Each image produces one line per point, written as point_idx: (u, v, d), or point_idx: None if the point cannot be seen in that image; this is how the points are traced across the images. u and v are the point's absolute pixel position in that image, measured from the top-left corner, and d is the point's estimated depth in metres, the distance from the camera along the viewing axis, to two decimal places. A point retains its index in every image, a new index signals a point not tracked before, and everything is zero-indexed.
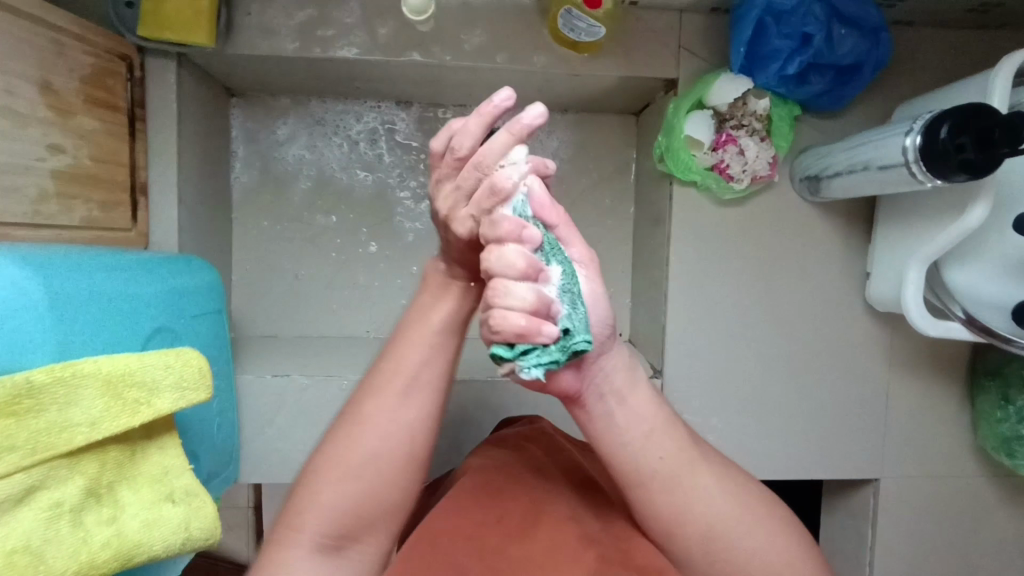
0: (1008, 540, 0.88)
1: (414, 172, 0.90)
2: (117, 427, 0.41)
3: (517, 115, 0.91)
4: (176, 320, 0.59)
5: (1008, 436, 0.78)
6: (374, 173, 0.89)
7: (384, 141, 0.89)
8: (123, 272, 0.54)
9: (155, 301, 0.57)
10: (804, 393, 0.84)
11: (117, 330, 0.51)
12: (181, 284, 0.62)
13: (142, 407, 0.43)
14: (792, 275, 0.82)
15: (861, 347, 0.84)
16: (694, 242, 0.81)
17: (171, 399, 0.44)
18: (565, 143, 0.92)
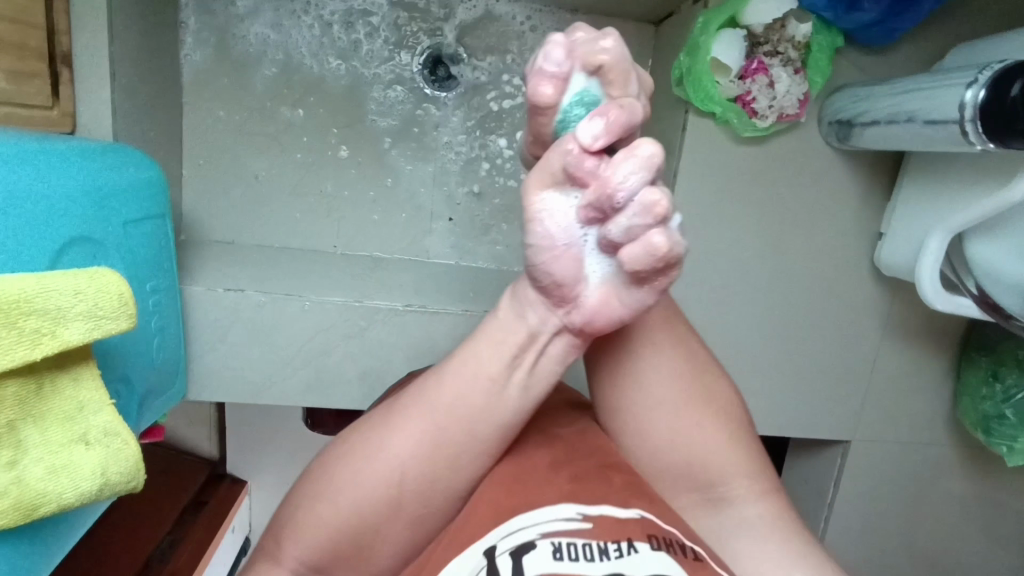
0: (958, 502, 0.90)
1: (398, 68, 0.78)
2: (12, 361, 0.35)
3: (520, 11, 0.79)
4: (103, 229, 0.51)
5: (988, 414, 0.76)
6: (350, 65, 0.77)
7: (363, 27, 0.77)
8: (34, 164, 0.45)
9: (76, 201, 0.48)
10: (792, 353, 0.80)
11: (19, 237, 0.42)
12: (115, 184, 0.53)
13: (44, 339, 0.36)
14: (801, 228, 0.76)
15: (859, 310, 0.79)
16: (702, 183, 0.73)
17: (82, 330, 0.37)
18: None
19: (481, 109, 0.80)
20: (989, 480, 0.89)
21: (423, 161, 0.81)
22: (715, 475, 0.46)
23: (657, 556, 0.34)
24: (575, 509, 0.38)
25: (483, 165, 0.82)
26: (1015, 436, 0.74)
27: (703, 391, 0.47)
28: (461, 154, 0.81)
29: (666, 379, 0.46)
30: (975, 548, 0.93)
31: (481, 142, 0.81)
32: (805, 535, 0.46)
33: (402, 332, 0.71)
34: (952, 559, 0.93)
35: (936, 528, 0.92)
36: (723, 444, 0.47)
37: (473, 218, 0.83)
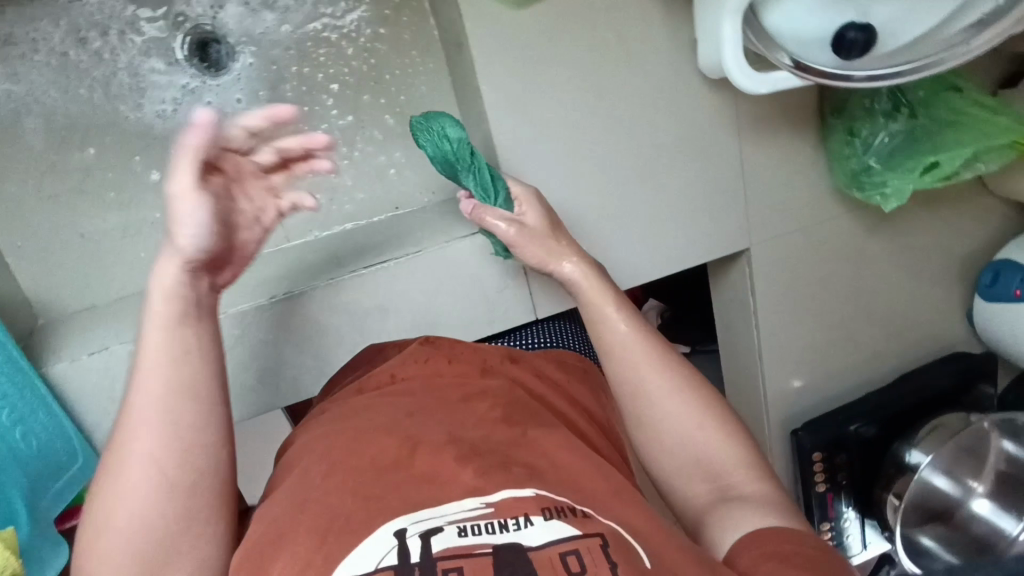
0: (869, 257, 0.94)
1: (159, 64, 0.74)
2: None
3: None
4: None
5: (856, 172, 0.77)
6: (111, 84, 0.72)
7: (95, 34, 0.71)
8: None
9: None
10: (660, 189, 0.80)
11: None
12: None
13: None
14: (619, 66, 0.73)
15: (707, 123, 0.78)
16: (501, 62, 0.70)
17: None
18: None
19: (264, 72, 0.75)
20: (889, 227, 0.93)
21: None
22: (722, 472, 0.63)
23: (548, 523, 0.48)
24: (480, 499, 0.51)
25: (299, 129, 0.77)
26: (885, 181, 0.75)
27: (703, 409, 0.65)
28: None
29: (683, 416, 0.65)
30: (899, 291, 0.98)
31: (275, 111, 0.76)
32: (780, 513, 0.58)
33: (279, 324, 0.72)
34: (884, 309, 0.99)
35: (861, 291, 0.96)
36: (727, 455, 0.63)
37: (310, 186, 0.79)
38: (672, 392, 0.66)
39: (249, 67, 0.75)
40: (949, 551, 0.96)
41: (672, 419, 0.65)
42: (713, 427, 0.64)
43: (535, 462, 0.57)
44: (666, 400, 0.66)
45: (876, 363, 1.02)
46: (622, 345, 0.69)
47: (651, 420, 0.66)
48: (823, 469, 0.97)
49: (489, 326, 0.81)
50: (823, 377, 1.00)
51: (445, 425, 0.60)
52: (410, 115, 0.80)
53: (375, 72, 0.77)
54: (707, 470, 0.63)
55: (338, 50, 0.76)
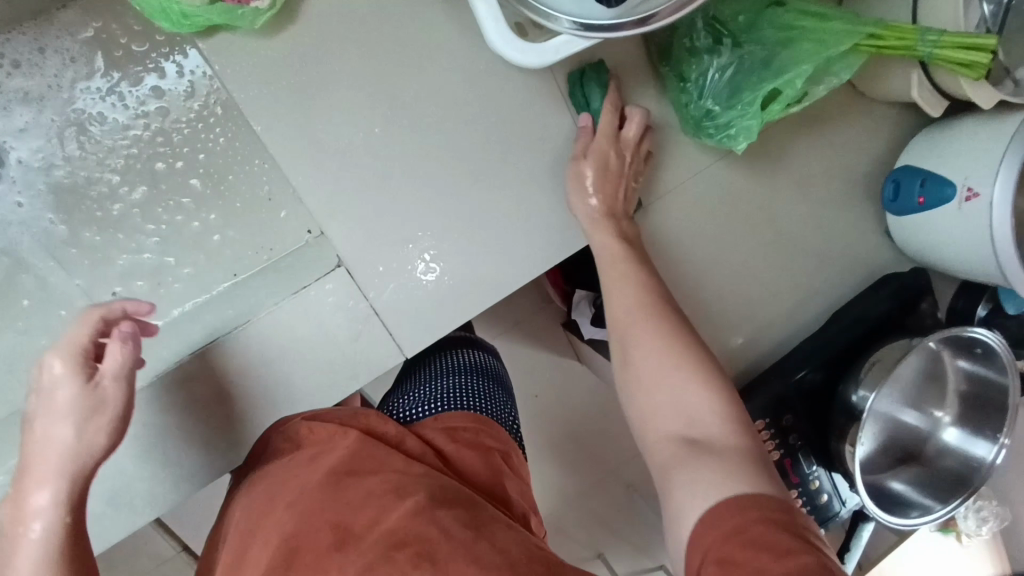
0: (752, 198, 0.88)
1: None
2: None
3: None
4: None
5: (698, 118, 0.70)
6: None
7: None
8: None
9: None
10: (498, 188, 0.73)
11: None
12: None
13: None
14: (407, 71, 0.67)
15: (526, 106, 0.72)
16: (272, 99, 0.65)
17: None
18: (76, 53, 0.70)
19: (36, 173, 0.73)
20: (760, 163, 0.87)
21: (34, 259, 0.73)
22: (699, 434, 0.58)
23: None
24: None
25: (91, 217, 0.73)
26: (727, 120, 0.68)
27: (718, 387, 0.60)
28: (64, 225, 0.73)
29: (672, 424, 0.59)
30: (805, 226, 0.91)
31: (62, 205, 0.73)
32: (760, 472, 0.53)
33: None
34: (797, 248, 0.91)
35: (762, 237, 0.89)
36: (722, 418, 0.58)
37: (125, 275, 0.74)
38: (661, 364, 0.62)
39: (22, 170, 0.73)
40: (924, 494, 0.88)
41: (684, 400, 0.60)
42: (719, 397, 0.59)
43: (428, 533, 0.54)
44: (687, 395, 0.59)
45: (807, 307, 0.92)
46: (633, 339, 0.65)
47: (660, 404, 0.61)
48: (772, 436, 0.87)
49: (356, 381, 0.73)
50: (755, 335, 0.91)
51: (331, 516, 0.56)
52: (218, 175, 0.74)
53: (162, 139, 0.73)
54: (697, 431, 0.58)
55: (114, 127, 0.72)
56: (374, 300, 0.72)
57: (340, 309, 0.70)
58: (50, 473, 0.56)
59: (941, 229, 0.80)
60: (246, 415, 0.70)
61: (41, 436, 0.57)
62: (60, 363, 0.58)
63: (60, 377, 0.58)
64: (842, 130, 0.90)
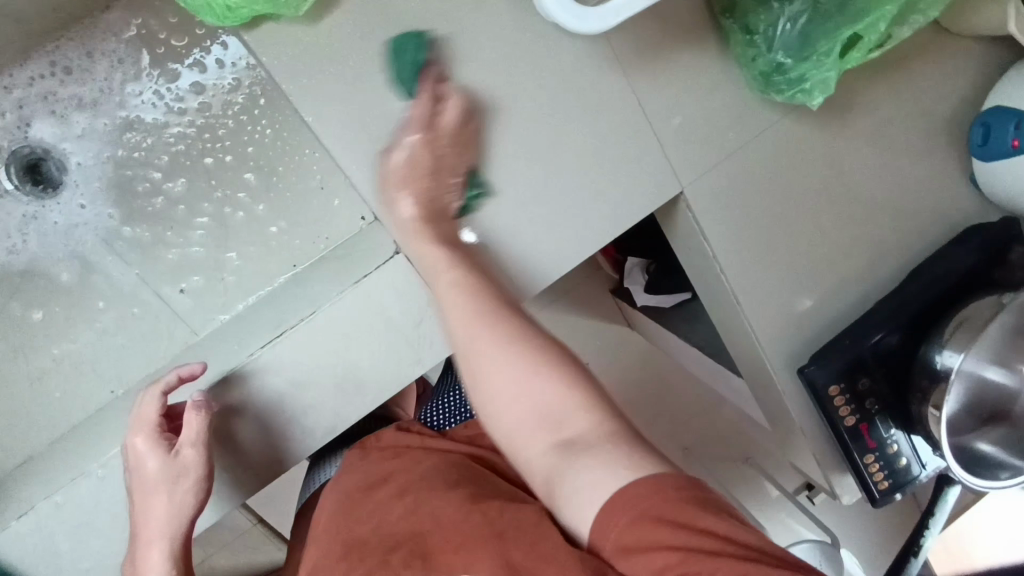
0: (825, 154, 0.81)
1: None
2: None
3: (39, 62, 0.70)
4: None
5: (767, 72, 0.65)
6: None
7: None
8: None
9: None
10: (553, 162, 0.70)
11: None
12: None
13: None
14: (455, 47, 0.64)
15: (578, 73, 0.68)
16: (321, 86, 0.63)
17: None
18: (123, 56, 0.71)
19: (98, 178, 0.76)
20: (833, 115, 0.81)
21: (99, 257, 0.76)
22: (559, 423, 0.54)
23: None
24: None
25: (146, 212, 0.76)
26: (801, 75, 0.63)
27: (571, 386, 0.54)
28: (122, 221, 0.77)
29: (523, 396, 0.55)
30: (881, 180, 0.85)
31: (120, 200, 0.76)
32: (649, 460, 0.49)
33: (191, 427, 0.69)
34: (872, 205, 0.85)
35: (834, 194, 0.83)
36: (601, 433, 0.52)
37: (181, 270, 0.76)
38: (514, 378, 0.55)
39: (82, 176, 0.76)
40: (1014, 456, 0.84)
41: (519, 424, 0.55)
42: (547, 387, 0.54)
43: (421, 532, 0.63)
44: (531, 384, 0.55)
45: (881, 264, 0.87)
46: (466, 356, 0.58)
47: (489, 387, 0.56)
48: (845, 401, 0.85)
49: (419, 365, 0.73)
50: (828, 299, 0.87)
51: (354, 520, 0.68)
52: (268, 167, 0.74)
53: (208, 134, 0.74)
54: (558, 423, 0.54)
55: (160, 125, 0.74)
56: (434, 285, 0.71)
57: (401, 297, 0.70)
58: (156, 528, 0.64)
59: None
60: (316, 405, 0.71)
61: (147, 508, 0.64)
62: (142, 440, 0.65)
63: (144, 452, 0.65)
64: (920, 72, 0.83)
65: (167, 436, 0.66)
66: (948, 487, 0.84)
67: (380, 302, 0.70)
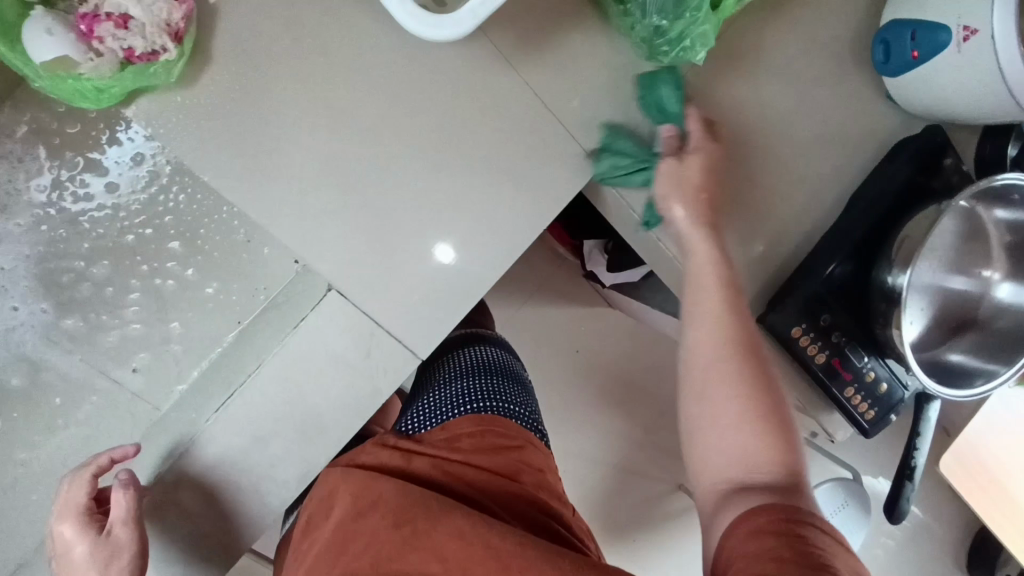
0: (736, 103, 0.82)
1: None
2: None
3: None
4: None
5: (648, 37, 0.66)
6: None
7: None
8: None
9: None
10: (465, 167, 0.70)
11: None
12: None
13: None
14: (340, 78, 0.65)
15: (468, 77, 0.69)
16: (217, 143, 0.63)
17: None
18: (19, 154, 0.71)
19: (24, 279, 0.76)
20: (736, 62, 0.81)
21: (44, 355, 0.77)
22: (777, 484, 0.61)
23: None
24: None
25: (77, 301, 0.76)
26: (680, 34, 0.64)
27: (770, 440, 0.63)
28: (57, 316, 0.76)
29: (733, 446, 0.64)
30: (800, 116, 0.85)
31: (47, 294, 0.76)
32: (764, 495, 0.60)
33: (166, 502, 0.70)
34: (797, 142, 0.85)
35: (755, 138, 0.83)
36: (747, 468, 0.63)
37: (124, 350, 0.77)
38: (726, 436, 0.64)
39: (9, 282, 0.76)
40: (986, 360, 0.83)
41: (721, 452, 0.64)
42: (754, 443, 0.63)
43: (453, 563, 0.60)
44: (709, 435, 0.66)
45: (820, 196, 0.87)
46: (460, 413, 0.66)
47: (708, 449, 0.66)
48: (812, 339, 0.85)
49: (378, 396, 0.73)
50: (775, 243, 0.87)
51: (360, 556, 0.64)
52: (190, 231, 0.75)
53: (123, 212, 0.74)
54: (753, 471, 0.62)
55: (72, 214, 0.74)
56: (374, 313, 0.71)
57: (345, 330, 0.70)
58: None
59: (941, 78, 0.75)
60: (284, 454, 0.71)
61: None
62: (69, 527, 0.66)
63: (72, 538, 0.66)
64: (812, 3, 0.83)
65: (98, 519, 0.67)
66: (929, 404, 0.84)
67: (324, 339, 0.70)
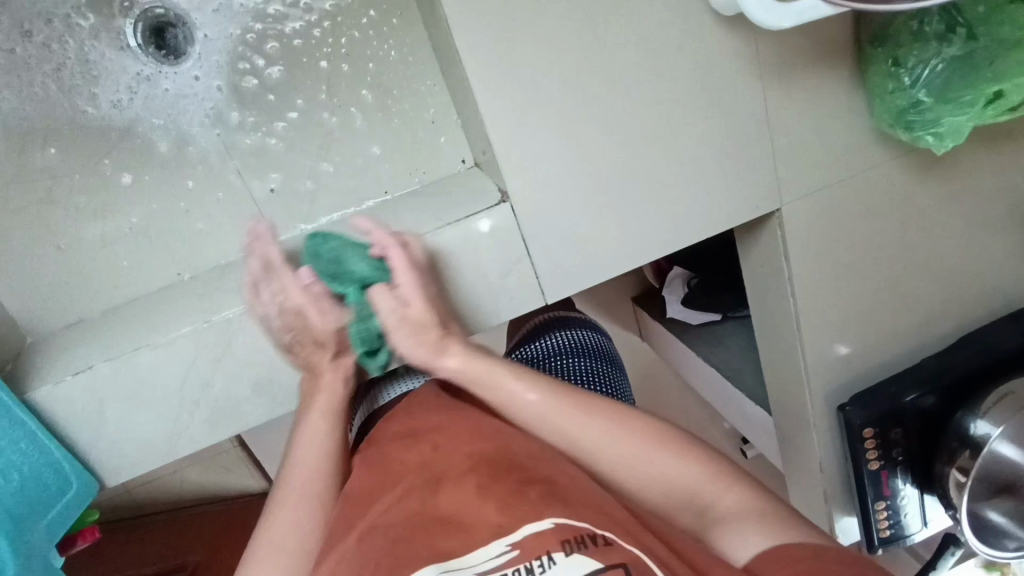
0: (924, 212, 0.81)
1: (109, 50, 0.69)
2: None
3: None
4: None
5: (903, 107, 0.67)
6: (61, 73, 0.68)
7: (37, 26, 0.66)
8: None
9: None
10: (674, 150, 0.70)
11: None
12: None
13: None
14: (618, 13, 0.64)
15: (725, 69, 0.68)
16: (487, 17, 0.61)
17: None
18: None
19: (214, 51, 0.71)
20: (950, 176, 0.80)
21: (194, 130, 0.73)
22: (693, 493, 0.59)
23: (571, 561, 0.45)
24: (505, 541, 0.47)
25: (252, 99, 0.73)
26: (938, 119, 0.66)
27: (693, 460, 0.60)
28: (227, 102, 0.72)
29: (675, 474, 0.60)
30: (965, 249, 0.85)
31: (231, 79, 0.72)
32: (776, 517, 0.56)
33: (266, 329, 0.67)
34: (948, 270, 0.86)
35: (919, 251, 0.84)
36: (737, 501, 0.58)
37: (267, 162, 0.74)
38: (674, 459, 0.61)
39: (201, 49, 0.71)
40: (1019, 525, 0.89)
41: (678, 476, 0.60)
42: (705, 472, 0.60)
43: (554, 480, 0.52)
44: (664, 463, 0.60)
45: (933, 324, 0.90)
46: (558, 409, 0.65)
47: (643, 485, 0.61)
48: (876, 447, 0.88)
49: (493, 316, 0.74)
50: (874, 346, 0.89)
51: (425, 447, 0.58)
52: (387, 87, 0.74)
53: (334, 39, 0.72)
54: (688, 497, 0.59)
55: (284, 16, 0.72)
56: (529, 239, 0.71)
57: (498, 243, 0.70)
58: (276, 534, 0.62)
59: None
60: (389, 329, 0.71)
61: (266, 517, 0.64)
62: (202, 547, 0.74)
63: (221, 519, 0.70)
64: None
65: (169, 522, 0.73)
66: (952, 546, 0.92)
67: (478, 244, 0.70)
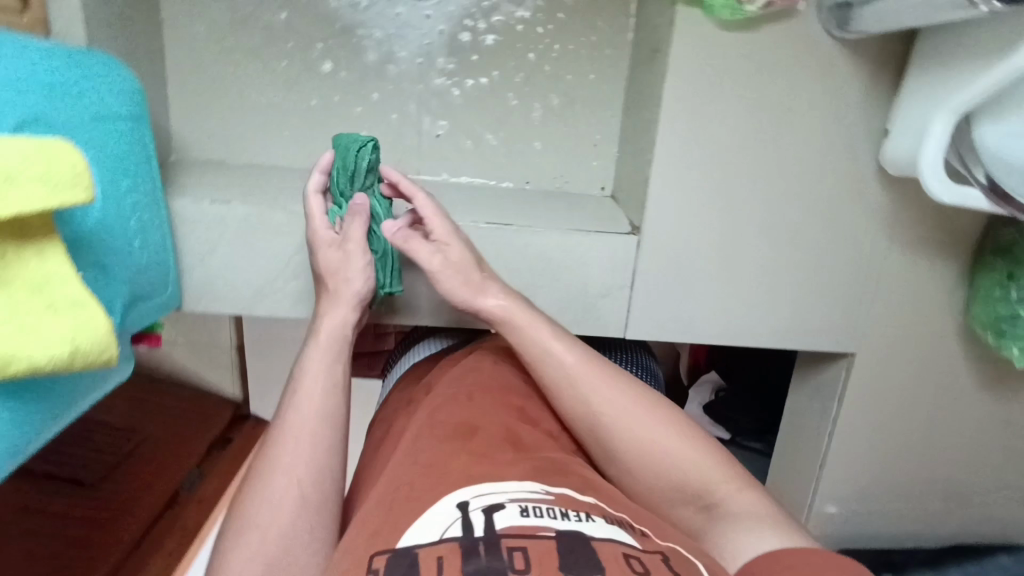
0: (971, 418, 0.87)
1: None
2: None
3: None
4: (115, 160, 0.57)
5: (1000, 316, 0.73)
6: None
7: None
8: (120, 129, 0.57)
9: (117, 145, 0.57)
10: (790, 260, 0.78)
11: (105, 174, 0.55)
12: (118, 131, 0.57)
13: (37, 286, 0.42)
14: (801, 128, 0.72)
15: (862, 215, 0.75)
16: (699, 81, 0.69)
17: (67, 320, 0.42)
18: None
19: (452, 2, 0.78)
20: (1005, 397, 0.86)
21: (401, 55, 0.79)
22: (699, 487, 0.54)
23: (612, 528, 0.39)
24: (538, 488, 0.43)
25: (461, 54, 0.79)
26: None
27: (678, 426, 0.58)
28: (440, 46, 0.79)
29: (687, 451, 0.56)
30: (992, 469, 0.90)
31: (452, 29, 0.78)
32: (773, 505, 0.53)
33: None
34: (970, 481, 0.90)
35: (952, 450, 0.89)
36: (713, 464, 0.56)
37: (446, 110, 0.81)
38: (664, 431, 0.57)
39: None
40: None
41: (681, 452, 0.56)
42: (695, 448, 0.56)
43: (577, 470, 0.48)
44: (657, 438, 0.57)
45: (934, 523, 0.94)
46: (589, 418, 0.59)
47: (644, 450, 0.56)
48: None
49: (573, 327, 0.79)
50: (875, 517, 0.93)
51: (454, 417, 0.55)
52: (573, 98, 0.82)
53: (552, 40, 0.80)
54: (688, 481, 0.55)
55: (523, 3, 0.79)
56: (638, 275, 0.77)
57: (610, 266, 0.76)
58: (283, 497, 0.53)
59: None
60: None
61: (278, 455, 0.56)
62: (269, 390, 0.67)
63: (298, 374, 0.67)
64: None
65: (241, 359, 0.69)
66: None
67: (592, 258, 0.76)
